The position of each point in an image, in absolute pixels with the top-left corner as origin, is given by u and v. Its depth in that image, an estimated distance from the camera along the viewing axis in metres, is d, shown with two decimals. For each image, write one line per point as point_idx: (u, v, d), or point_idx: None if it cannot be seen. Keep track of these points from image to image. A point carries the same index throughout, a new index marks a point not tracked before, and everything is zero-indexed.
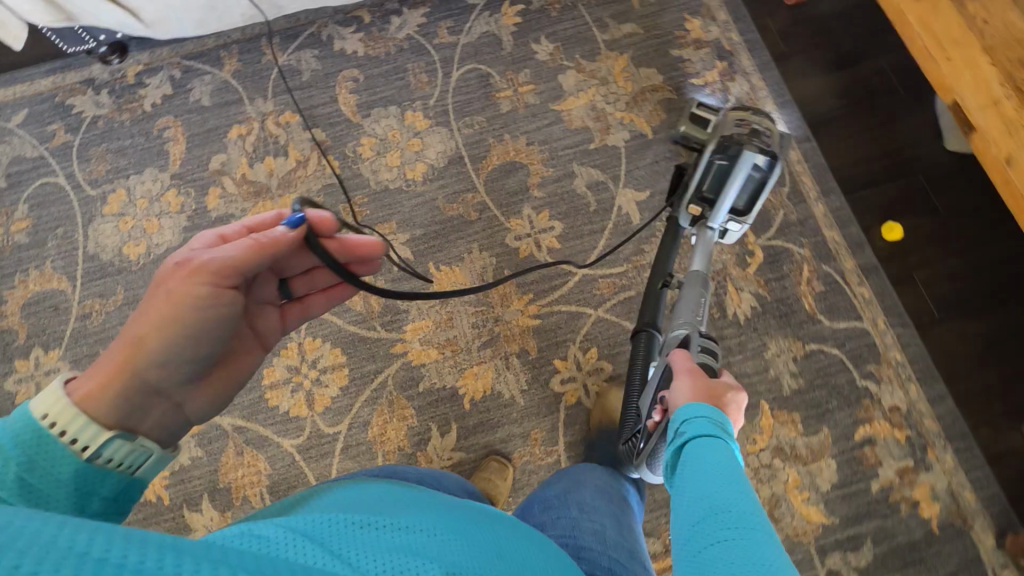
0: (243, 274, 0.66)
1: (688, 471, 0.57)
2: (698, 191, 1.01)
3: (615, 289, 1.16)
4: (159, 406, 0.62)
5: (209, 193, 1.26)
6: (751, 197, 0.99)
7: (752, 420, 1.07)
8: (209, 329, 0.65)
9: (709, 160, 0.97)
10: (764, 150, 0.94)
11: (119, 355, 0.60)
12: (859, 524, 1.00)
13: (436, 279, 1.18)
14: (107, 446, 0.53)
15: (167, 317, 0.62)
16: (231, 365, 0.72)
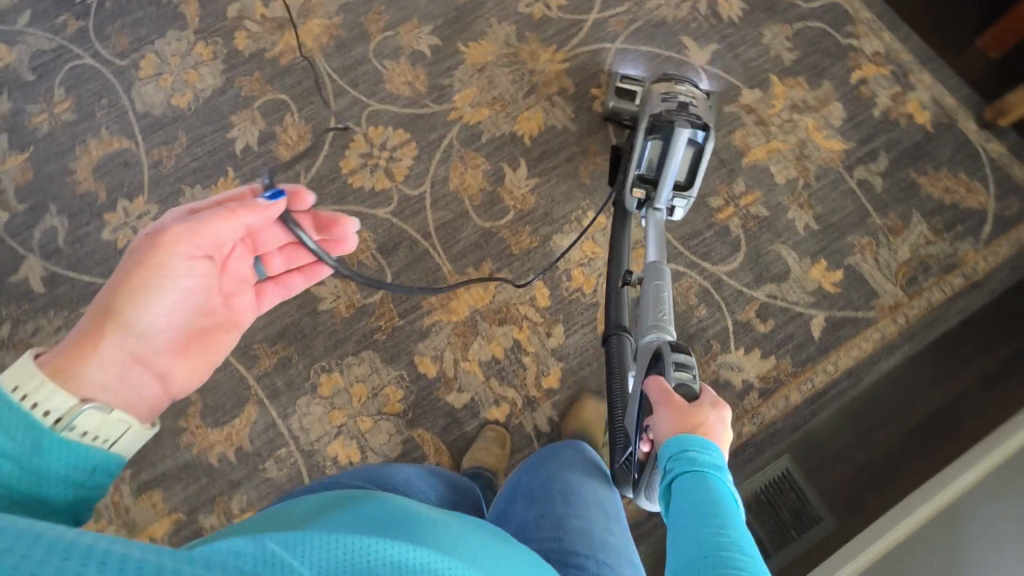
0: (198, 244, 0.78)
1: (679, 505, 0.60)
2: (639, 171, 1.05)
3: (624, 24, 1.30)
4: (138, 375, 0.74)
5: (236, 38, 1.33)
6: (691, 170, 1.03)
7: (767, 91, 1.25)
8: (160, 307, 0.77)
9: (644, 141, 1.02)
10: (695, 121, 1.00)
11: (92, 327, 0.72)
12: (872, 141, 1.21)
13: (468, 53, 1.30)
14: (76, 414, 0.60)
15: (140, 286, 0.75)
16: (213, 343, 0.86)
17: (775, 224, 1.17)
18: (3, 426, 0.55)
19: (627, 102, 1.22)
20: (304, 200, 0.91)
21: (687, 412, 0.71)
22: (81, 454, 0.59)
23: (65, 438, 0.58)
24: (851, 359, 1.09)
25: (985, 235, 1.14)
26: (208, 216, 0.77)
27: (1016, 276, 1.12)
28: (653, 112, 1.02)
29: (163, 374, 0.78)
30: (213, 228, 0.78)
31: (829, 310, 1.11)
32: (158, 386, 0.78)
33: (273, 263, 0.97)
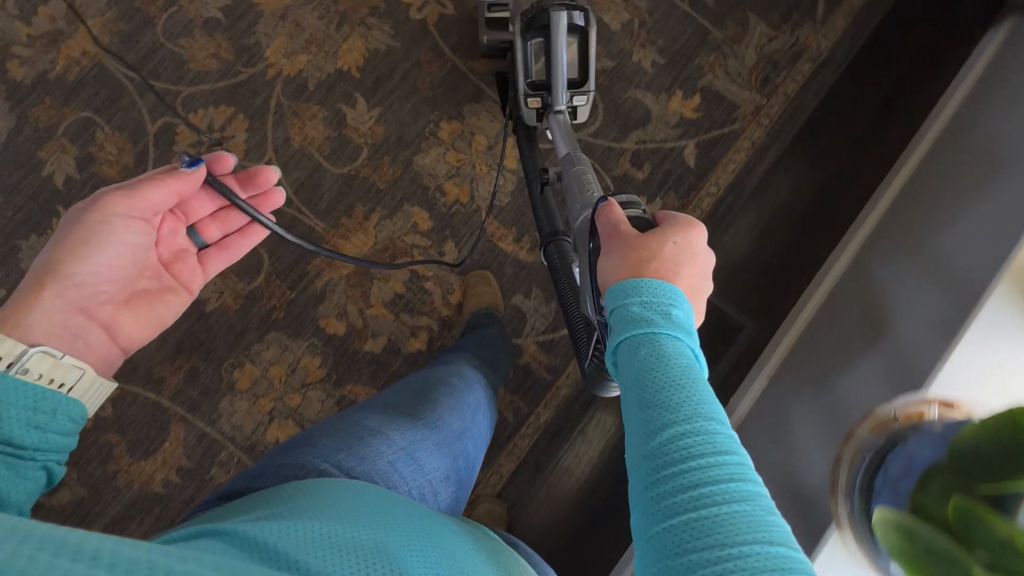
0: (122, 210, 0.74)
1: (632, 391, 0.48)
2: (530, 79, 0.94)
3: None
4: (87, 325, 0.70)
5: (9, 68, 1.20)
6: (582, 62, 0.92)
7: None
8: (99, 272, 0.72)
9: (523, 43, 0.90)
10: (568, 7, 0.88)
11: (38, 279, 0.69)
12: None
13: (263, 4, 1.20)
14: (28, 359, 0.57)
15: (77, 242, 0.71)
16: (152, 306, 0.79)
17: (624, 70, 1.15)
18: None
19: (502, 32, 1.10)
20: (224, 164, 0.86)
21: (643, 248, 0.57)
22: (36, 396, 0.54)
23: (19, 381, 0.54)
24: (729, 174, 1.11)
25: (820, 14, 1.15)
26: (138, 185, 0.75)
27: (857, 44, 1.15)
28: (524, 10, 0.91)
29: (110, 327, 0.73)
30: (141, 195, 0.75)
31: (698, 136, 1.12)
32: (105, 340, 0.72)
33: (208, 230, 0.90)
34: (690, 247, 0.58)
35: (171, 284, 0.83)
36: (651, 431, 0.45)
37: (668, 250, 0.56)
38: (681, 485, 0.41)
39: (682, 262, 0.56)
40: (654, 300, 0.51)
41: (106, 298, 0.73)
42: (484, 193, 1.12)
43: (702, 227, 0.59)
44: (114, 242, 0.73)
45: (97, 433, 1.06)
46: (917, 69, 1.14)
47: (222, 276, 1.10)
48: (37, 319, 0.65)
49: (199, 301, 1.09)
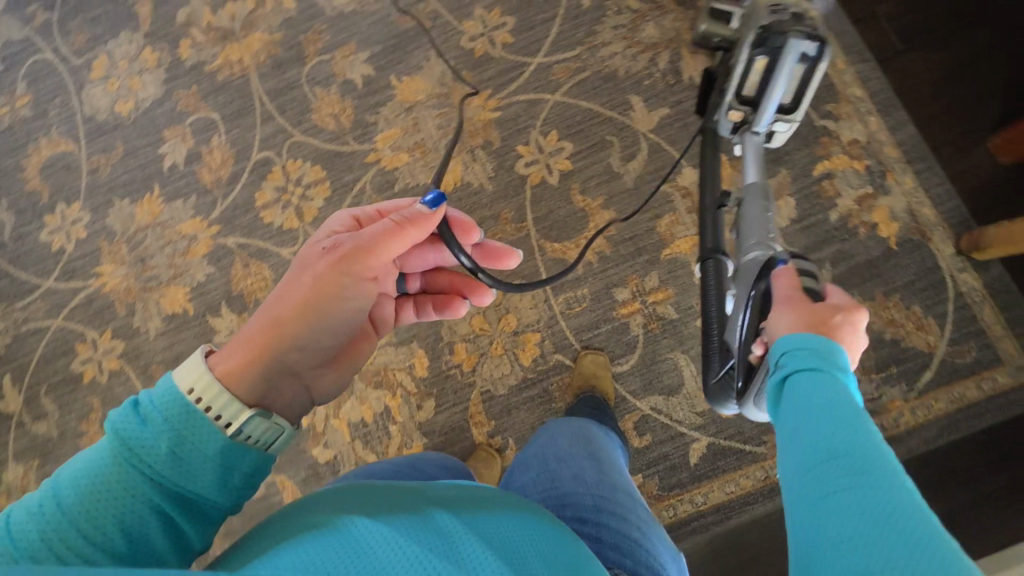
0: (368, 253, 0.63)
1: (790, 410, 0.48)
2: (739, 91, 0.92)
3: (570, 72, 1.17)
4: (292, 384, 0.58)
5: (181, 45, 1.33)
6: (798, 91, 0.89)
7: None
8: (315, 332, 0.61)
9: (748, 58, 0.86)
10: (812, 35, 0.82)
11: (260, 330, 0.57)
12: (819, 251, 1.04)
13: (399, 89, 1.23)
14: (244, 421, 0.46)
15: (312, 296, 0.60)
16: (353, 358, 0.69)
17: (681, 329, 1.06)
18: (171, 434, 0.43)
19: (721, 26, 1.08)
20: (472, 235, 0.72)
21: (815, 314, 0.57)
22: (234, 461, 0.45)
23: (231, 446, 0.44)
24: (724, 494, 0.99)
25: (922, 384, 0.98)
26: (380, 240, 0.63)
27: (944, 439, 0.97)
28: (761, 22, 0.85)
29: (313, 389, 0.62)
30: (386, 251, 0.64)
31: (715, 437, 1.01)
32: (308, 398, 0.61)
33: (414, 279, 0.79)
34: (856, 332, 0.57)
35: (369, 329, 0.71)
36: (834, 463, 0.41)
37: (839, 325, 0.56)
38: (871, 530, 0.36)
39: (848, 339, 0.56)
40: (823, 356, 0.49)
41: (316, 358, 0.62)
42: (484, 374, 1.09)
43: (864, 315, 0.58)
44: (343, 306, 0.63)
45: (86, 392, 1.20)
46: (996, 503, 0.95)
47: (239, 319, 1.18)
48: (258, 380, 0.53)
49: (212, 330, 1.19)
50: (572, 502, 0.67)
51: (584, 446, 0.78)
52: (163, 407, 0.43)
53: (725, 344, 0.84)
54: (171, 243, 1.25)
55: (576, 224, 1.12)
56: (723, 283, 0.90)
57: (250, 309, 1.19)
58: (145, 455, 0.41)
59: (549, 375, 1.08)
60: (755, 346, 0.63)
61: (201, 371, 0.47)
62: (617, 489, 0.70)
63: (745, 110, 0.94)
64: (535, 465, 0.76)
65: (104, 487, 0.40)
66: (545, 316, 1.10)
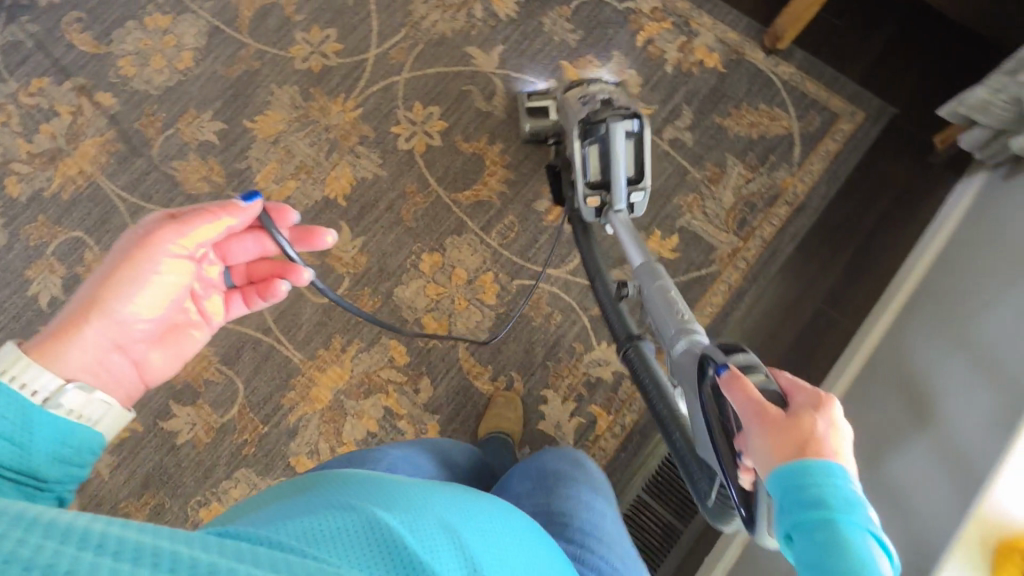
0: (173, 238, 0.58)
1: (804, 564, 0.39)
2: (587, 179, 0.98)
3: (406, 51, 1.26)
4: (112, 360, 0.56)
5: (6, 184, 1.23)
6: (637, 163, 0.96)
7: (562, 79, 1.24)
8: (131, 312, 0.57)
9: (581, 149, 0.95)
10: (625, 115, 0.92)
11: (76, 312, 0.55)
12: (673, 98, 1.21)
13: (257, 129, 1.24)
14: (63, 395, 0.47)
15: (124, 280, 0.56)
16: (180, 344, 0.63)
17: None
18: None
19: (543, 120, 1.17)
20: (288, 218, 0.70)
21: (790, 433, 0.45)
22: (65, 432, 0.47)
23: (49, 416, 0.45)
24: (705, 317, 1.10)
25: (797, 157, 1.16)
26: (190, 220, 0.59)
27: (833, 190, 1.15)
28: (580, 117, 0.95)
29: (140, 364, 0.59)
30: (195, 235, 0.60)
31: (674, 277, 1.12)
32: (134, 376, 0.59)
33: (240, 274, 0.72)
34: (839, 430, 0.45)
35: (198, 318, 0.66)
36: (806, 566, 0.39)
37: (823, 435, 0.44)
38: None
39: (842, 452, 0.43)
40: (818, 489, 0.40)
41: (140, 335, 0.59)
42: (461, 330, 1.11)
43: (835, 402, 0.47)
44: (149, 287, 0.58)
45: None
46: (891, 216, 1.14)
47: (197, 408, 1.10)
48: (69, 355, 0.52)
49: (172, 433, 1.09)
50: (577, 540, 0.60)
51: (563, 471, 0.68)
52: None
53: (702, 456, 0.70)
54: None
55: (475, 168, 1.20)
56: (664, 391, 0.83)
57: (205, 392, 1.11)
58: None
59: (518, 301, 1.12)
60: (741, 473, 0.53)
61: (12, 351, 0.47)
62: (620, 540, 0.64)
63: (600, 193, 0.99)
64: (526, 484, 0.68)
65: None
66: (488, 255, 1.15)
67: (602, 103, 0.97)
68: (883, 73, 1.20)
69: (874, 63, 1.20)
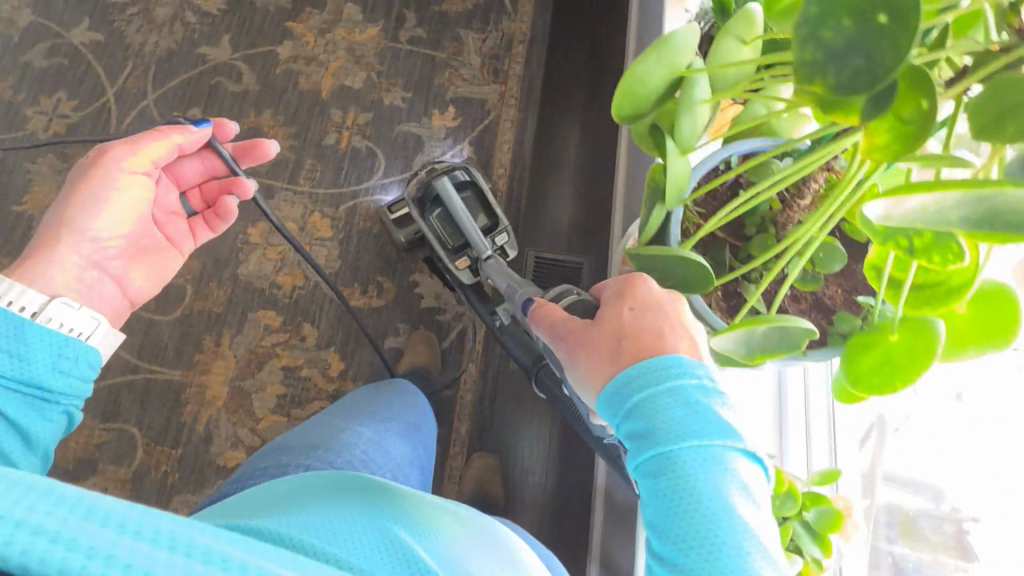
0: (127, 167, 0.76)
1: (643, 433, 0.39)
2: (448, 248, 0.97)
3: (141, 77, 1.30)
4: (98, 274, 0.75)
5: None
6: (485, 206, 0.99)
7: (293, 37, 1.34)
8: (106, 225, 0.75)
9: (428, 220, 0.96)
10: (449, 171, 0.98)
11: (50, 230, 0.72)
12: (392, 9, 1.36)
13: (30, 207, 1.20)
14: (49, 310, 0.61)
15: (87, 198, 0.73)
16: (156, 262, 0.85)
17: (383, 115, 1.28)
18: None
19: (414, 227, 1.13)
20: (228, 129, 0.87)
21: (603, 329, 0.44)
22: (61, 343, 0.60)
23: (41, 330, 0.59)
24: (506, 154, 1.26)
25: (510, 6, 1.36)
26: (141, 143, 0.77)
27: (549, 17, 1.36)
28: (413, 195, 0.99)
29: (121, 280, 0.79)
30: (144, 153, 0.78)
31: (467, 137, 1.26)
32: (119, 289, 0.79)
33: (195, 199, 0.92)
34: (651, 302, 0.44)
35: (166, 242, 0.87)
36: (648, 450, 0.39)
37: (633, 318, 0.43)
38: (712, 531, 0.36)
39: (659, 326, 0.42)
40: (647, 379, 0.40)
41: (113, 252, 0.77)
42: (314, 270, 1.17)
43: (646, 276, 0.46)
44: (115, 205, 0.76)
45: None
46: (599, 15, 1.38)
47: (102, 473, 1.05)
48: (50, 271, 0.69)
49: None
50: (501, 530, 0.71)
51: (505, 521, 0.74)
52: None
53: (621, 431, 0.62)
54: None
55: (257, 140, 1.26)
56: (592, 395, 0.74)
57: (103, 456, 1.06)
58: None
59: (352, 221, 1.20)
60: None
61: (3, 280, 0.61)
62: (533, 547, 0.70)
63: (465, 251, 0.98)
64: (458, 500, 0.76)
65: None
66: (306, 200, 1.22)
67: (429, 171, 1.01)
68: None
69: None
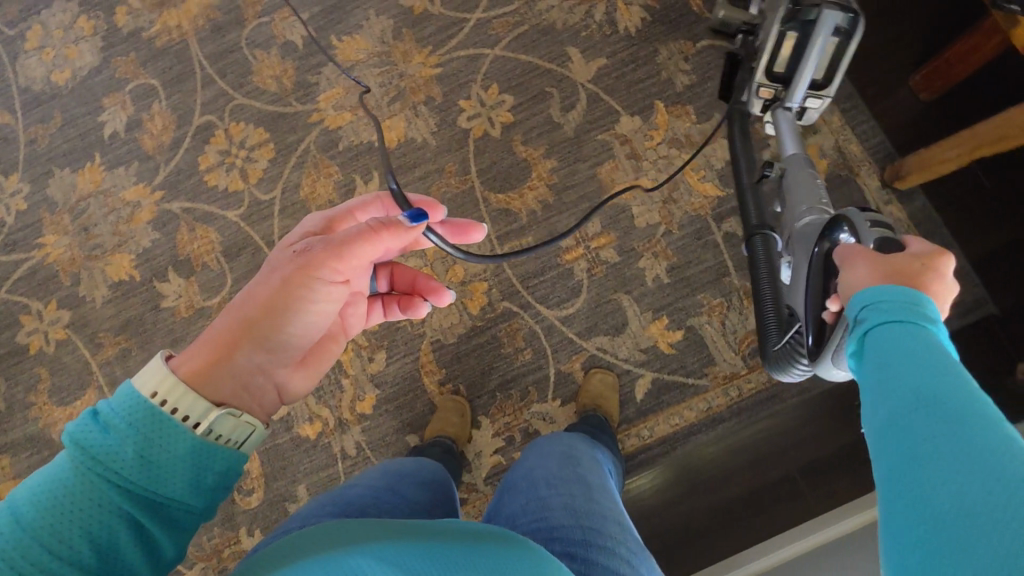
0: (343, 256, 0.58)
1: None
2: (767, 70, 0.92)
3: (508, 27, 1.18)
4: (264, 384, 0.55)
5: (116, 12, 1.30)
6: (830, 68, 0.88)
7: (648, 120, 1.13)
8: (286, 330, 0.57)
9: (778, 35, 0.86)
10: (840, 5, 0.80)
11: (228, 331, 0.54)
12: None
13: (340, 49, 1.22)
14: (213, 420, 0.47)
15: (287, 307, 0.57)
16: (321, 362, 0.64)
17: (624, 271, 1.09)
18: (136, 437, 0.43)
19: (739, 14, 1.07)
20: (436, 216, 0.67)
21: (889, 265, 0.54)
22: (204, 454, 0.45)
23: (197, 447, 0.45)
24: (669, 427, 1.03)
25: None
26: (352, 241, 0.58)
27: None
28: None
29: (284, 389, 0.58)
30: (360, 253, 0.59)
31: (658, 372, 1.05)
32: (277, 399, 0.58)
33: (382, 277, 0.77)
34: (938, 279, 0.51)
35: (338, 329, 0.68)
36: (926, 411, 0.39)
37: None
38: None
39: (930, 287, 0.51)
40: None
41: (289, 357, 0.59)
42: (434, 324, 1.11)
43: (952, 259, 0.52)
44: (316, 307, 0.59)
45: (34, 363, 1.19)
46: None
47: (187, 284, 1.18)
48: (222, 380, 0.51)
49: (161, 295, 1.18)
50: (561, 535, 0.63)
51: (557, 457, 0.79)
52: (128, 413, 0.44)
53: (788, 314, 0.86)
54: (113, 210, 1.23)
55: (518, 175, 1.14)
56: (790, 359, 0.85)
57: (199, 273, 1.19)
58: (112, 456, 0.42)
59: (498, 323, 1.10)
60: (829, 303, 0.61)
61: (159, 370, 0.47)
62: (613, 521, 0.67)
63: (777, 87, 0.94)
64: (550, 461, 0.77)
65: (63, 497, 0.40)
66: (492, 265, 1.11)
67: None
68: (1005, 261, 1.01)
69: (998, 248, 1.00)
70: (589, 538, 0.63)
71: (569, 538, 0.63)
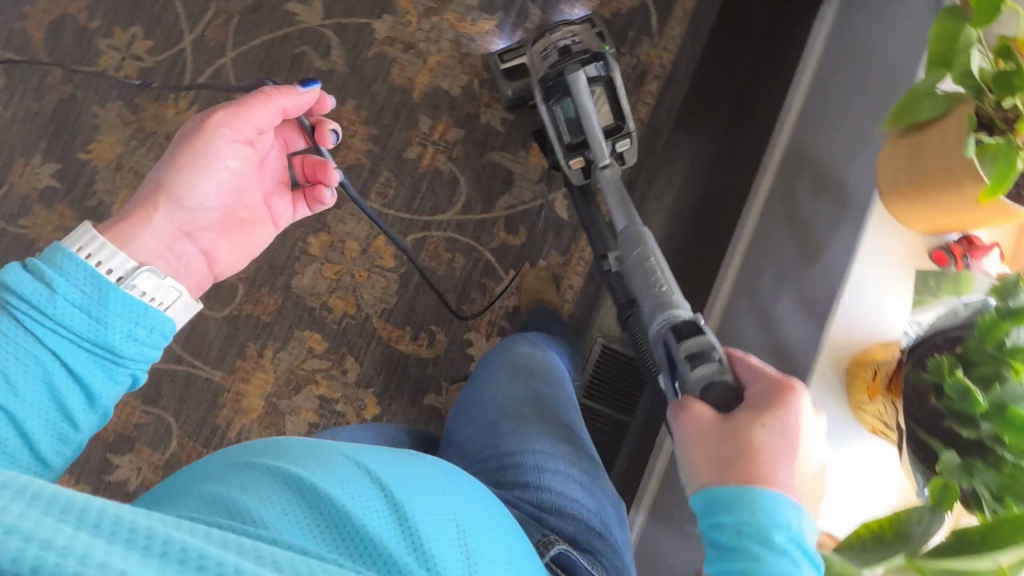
0: (230, 117, 0.64)
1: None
2: (564, 143, 0.91)
3: (223, 28, 1.15)
4: (183, 245, 0.62)
5: None
6: (613, 108, 0.90)
7: (394, 12, 1.14)
8: (201, 195, 0.63)
9: (549, 110, 0.90)
10: (587, 59, 0.88)
11: (147, 195, 0.60)
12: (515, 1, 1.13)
13: (96, 158, 1.14)
14: (136, 276, 0.52)
15: (190, 163, 0.62)
16: (245, 234, 0.69)
17: (477, 136, 1.12)
18: (65, 292, 0.47)
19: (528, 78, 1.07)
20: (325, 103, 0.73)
21: (736, 439, 0.51)
22: (138, 310, 0.50)
23: (127, 295, 0.49)
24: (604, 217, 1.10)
25: (655, 26, 1.11)
26: (245, 105, 0.65)
27: (698, 51, 1.12)
28: (540, 77, 0.90)
29: (208, 255, 0.65)
30: (248, 115, 0.65)
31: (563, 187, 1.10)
32: (202, 265, 0.65)
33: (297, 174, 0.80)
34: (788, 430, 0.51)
35: (261, 213, 0.71)
36: None
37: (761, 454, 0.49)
38: None
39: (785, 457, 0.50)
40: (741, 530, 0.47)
41: (209, 223, 0.64)
42: (368, 300, 1.09)
43: None
44: (217, 167, 0.64)
45: None
46: (763, 57, 1.12)
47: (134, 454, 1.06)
48: (142, 239, 0.57)
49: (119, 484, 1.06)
50: (510, 440, 0.70)
51: (503, 365, 0.81)
52: (59, 270, 0.48)
53: None
54: None
55: None
56: None
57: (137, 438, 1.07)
58: (45, 302, 0.46)
59: (417, 255, 1.10)
60: None
61: (87, 231, 0.52)
62: (554, 423, 0.74)
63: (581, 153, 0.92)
64: (494, 366, 0.81)
65: (1, 338, 0.45)
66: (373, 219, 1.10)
67: (562, 52, 0.90)
68: None
69: None
70: (531, 452, 0.69)
71: (509, 442, 0.70)
